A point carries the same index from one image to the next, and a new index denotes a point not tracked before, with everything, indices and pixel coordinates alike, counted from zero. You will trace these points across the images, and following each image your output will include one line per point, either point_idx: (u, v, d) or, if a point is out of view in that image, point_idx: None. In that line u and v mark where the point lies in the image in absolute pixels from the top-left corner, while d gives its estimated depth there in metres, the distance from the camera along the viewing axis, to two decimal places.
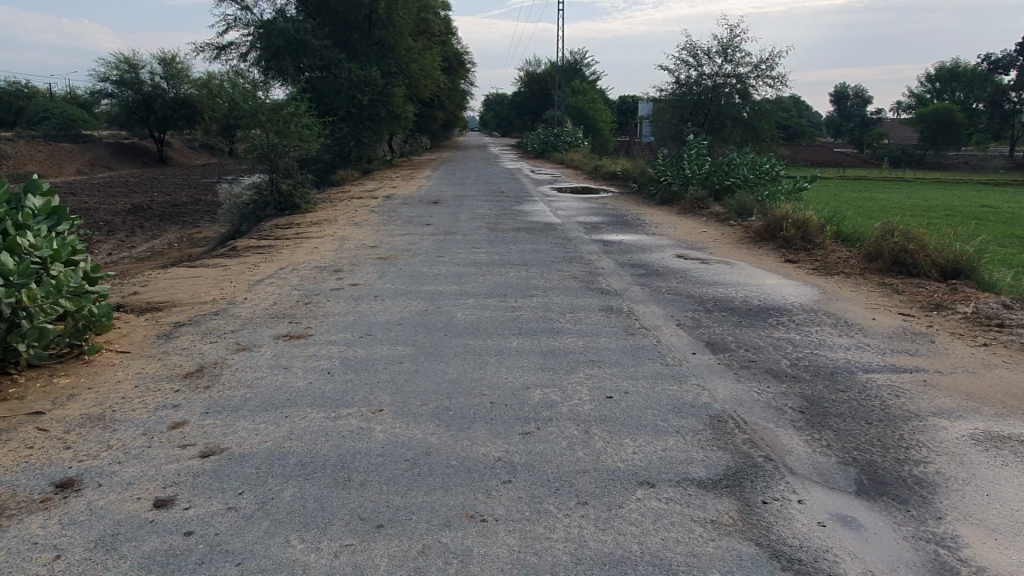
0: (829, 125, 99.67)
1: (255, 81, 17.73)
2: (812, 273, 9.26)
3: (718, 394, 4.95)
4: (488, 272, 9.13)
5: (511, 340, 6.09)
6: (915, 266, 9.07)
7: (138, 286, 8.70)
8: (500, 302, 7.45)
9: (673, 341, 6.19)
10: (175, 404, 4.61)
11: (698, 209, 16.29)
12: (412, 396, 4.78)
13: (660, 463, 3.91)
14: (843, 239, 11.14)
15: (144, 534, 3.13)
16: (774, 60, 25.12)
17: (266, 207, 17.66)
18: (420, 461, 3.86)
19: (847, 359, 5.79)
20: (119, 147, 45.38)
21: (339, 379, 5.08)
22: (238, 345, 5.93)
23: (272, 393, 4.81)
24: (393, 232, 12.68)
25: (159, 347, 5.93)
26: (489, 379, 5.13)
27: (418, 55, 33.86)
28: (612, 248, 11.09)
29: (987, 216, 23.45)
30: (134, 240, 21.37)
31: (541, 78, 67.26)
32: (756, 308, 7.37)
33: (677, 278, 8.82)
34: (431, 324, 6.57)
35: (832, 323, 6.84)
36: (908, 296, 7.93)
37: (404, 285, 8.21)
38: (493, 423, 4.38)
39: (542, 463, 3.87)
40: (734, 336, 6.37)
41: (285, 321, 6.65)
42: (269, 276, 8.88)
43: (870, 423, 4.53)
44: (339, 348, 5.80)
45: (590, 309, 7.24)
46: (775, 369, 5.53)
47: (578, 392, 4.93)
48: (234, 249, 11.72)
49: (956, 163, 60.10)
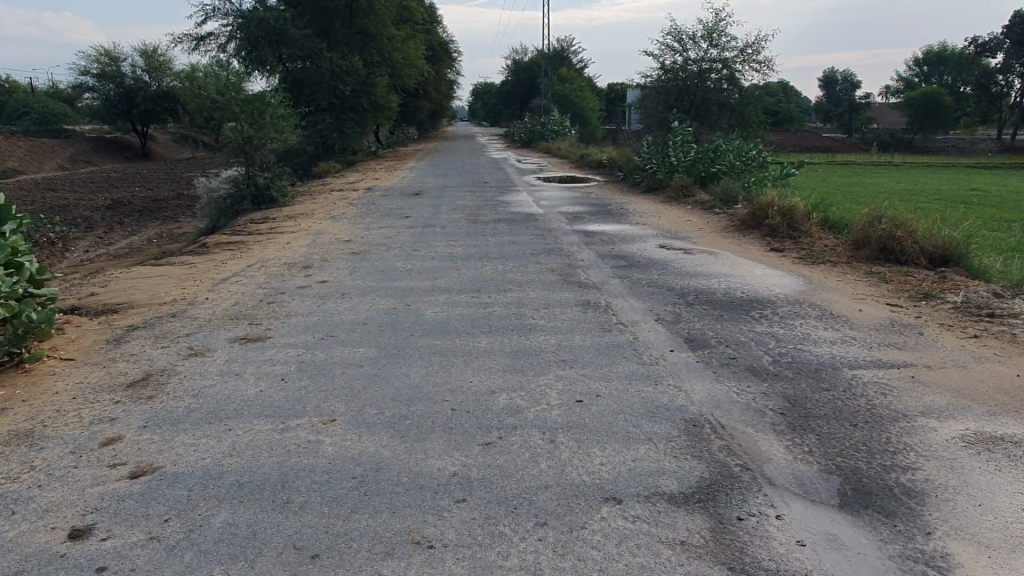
0: (818, 111, 99.77)
1: (232, 71, 17.26)
2: (797, 262, 8.98)
3: (694, 396, 4.67)
4: (462, 266, 8.80)
5: (480, 339, 5.80)
6: (903, 254, 8.80)
7: (97, 286, 8.36)
8: (472, 298, 7.13)
9: (650, 338, 5.90)
10: (111, 417, 4.29)
11: (683, 196, 16.02)
12: (369, 403, 4.47)
13: (629, 476, 3.62)
14: (830, 227, 10.86)
15: (53, 571, 2.83)
16: (760, 44, 24.78)
17: (242, 201, 17.24)
18: (369, 478, 3.56)
19: (832, 354, 5.51)
20: (101, 142, 44.71)
21: (293, 387, 4.76)
22: (190, 349, 5.59)
23: (218, 404, 4.49)
24: (369, 225, 12.33)
25: (107, 353, 5.60)
26: (453, 383, 4.83)
27: (400, 44, 33.32)
28: (593, 239, 10.78)
29: (977, 200, 23.21)
30: (112, 236, 20.98)
31: (529, 66, 66.59)
32: (739, 300, 7.10)
33: (658, 270, 8.54)
34: (397, 323, 6.27)
35: (817, 316, 6.56)
36: (895, 284, 7.67)
37: (374, 282, 7.87)
38: (450, 431, 4.09)
39: (500, 479, 3.57)
40: (715, 331, 6.08)
41: (244, 323, 6.31)
42: (235, 274, 8.55)
43: (855, 425, 4.26)
44: (297, 352, 5.48)
45: (566, 305, 6.94)
46: (756, 366, 5.25)
47: (546, 396, 4.64)
48: (204, 246, 11.34)
49: (944, 146, 59.87)
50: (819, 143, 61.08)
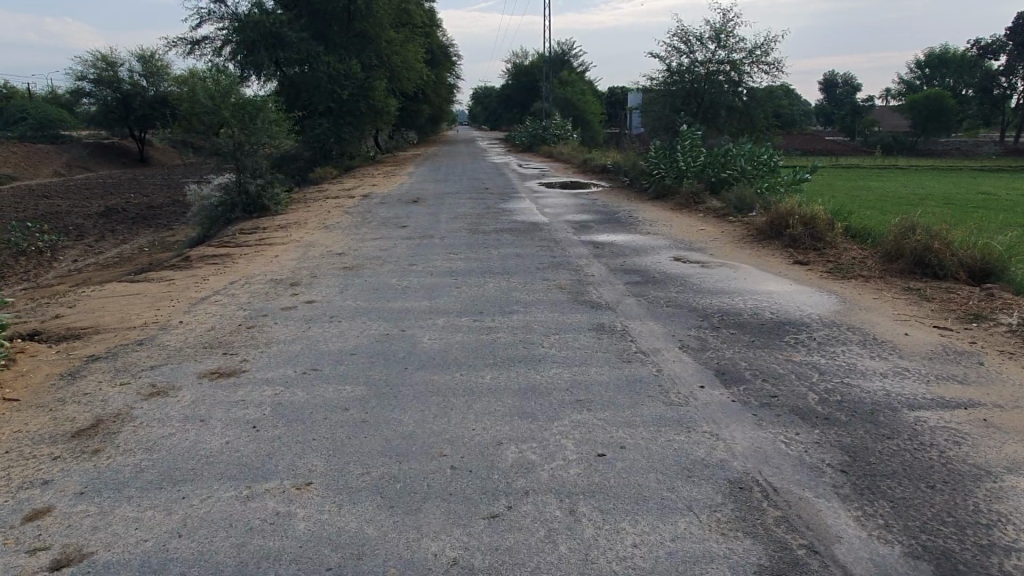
0: (819, 115, 99.22)
1: (224, 75, 16.61)
2: (824, 277, 8.28)
3: (737, 448, 3.96)
4: (463, 283, 8.13)
5: (484, 374, 5.10)
6: (940, 267, 8.10)
7: (64, 307, 7.66)
8: (474, 322, 6.44)
9: (676, 369, 5.22)
10: (44, 481, 3.61)
11: (693, 203, 15.38)
12: (352, 461, 3.77)
13: (669, 565, 2.92)
14: (854, 237, 10.18)
15: None
16: (769, 45, 24.21)
17: (234, 209, 16.58)
18: (347, 572, 2.86)
19: (886, 391, 4.80)
20: (97, 148, 44.10)
21: (264, 437, 4.05)
22: (152, 388, 4.89)
23: (175, 461, 3.79)
24: (365, 236, 11.67)
25: (57, 392, 4.88)
26: (451, 432, 4.13)
27: (400, 47, 32.57)
28: (603, 251, 10.10)
29: (993, 204, 22.49)
30: (102, 246, 20.28)
31: (529, 70, 66.10)
32: (769, 323, 6.39)
33: (677, 286, 7.85)
34: (390, 353, 5.57)
35: (859, 342, 5.86)
36: (939, 304, 6.97)
37: (366, 302, 7.21)
38: (449, 501, 3.39)
39: (510, 569, 2.89)
40: (749, 362, 5.38)
41: (218, 353, 5.61)
42: (215, 293, 7.84)
43: (933, 488, 3.55)
44: (273, 390, 4.78)
45: (579, 330, 6.25)
46: (801, 407, 4.54)
47: (561, 449, 3.93)
48: (189, 259, 10.64)
49: (950, 149, 59.08)
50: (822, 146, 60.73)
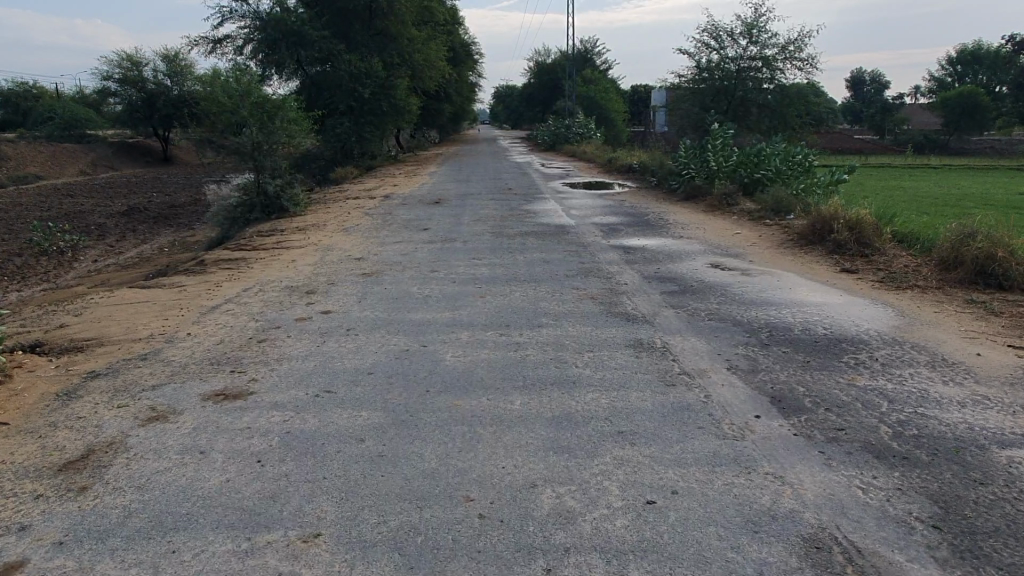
0: (847, 113, 97.70)
1: (242, 74, 16.25)
2: (875, 287, 7.69)
3: (806, 495, 3.45)
4: (488, 292, 7.65)
5: (514, 399, 4.62)
6: (1005, 277, 7.45)
7: (70, 314, 7.30)
8: (502, 338, 5.96)
9: (726, 396, 4.70)
10: (21, 526, 3.19)
11: (725, 204, 14.78)
12: (366, 506, 3.31)
13: None
14: (904, 244, 9.54)
15: None
16: (803, 41, 23.45)
17: (252, 210, 16.17)
18: None
19: (967, 424, 4.25)
20: (123, 147, 44.35)
21: (269, 476, 3.59)
22: (151, 412, 4.46)
23: (168, 504, 3.36)
24: (384, 240, 11.23)
25: (50, 415, 4.48)
26: (478, 471, 3.66)
27: (422, 45, 32.09)
28: (634, 256, 9.59)
29: None
30: (123, 245, 20.09)
31: (552, 68, 65.58)
32: (823, 340, 5.85)
33: (717, 296, 7.33)
34: (410, 374, 5.10)
35: (928, 364, 5.29)
36: (1009, 319, 6.37)
37: (386, 313, 6.78)
38: (478, 560, 2.92)
39: None
40: (807, 386, 4.84)
41: (225, 371, 5.20)
42: (226, 300, 7.45)
43: None
44: (284, 416, 4.34)
45: (615, 346, 5.75)
46: (874, 444, 4.00)
47: (604, 494, 3.44)
48: (203, 262, 10.28)
49: (984, 147, 57.62)
50: (851, 145, 59.43)
